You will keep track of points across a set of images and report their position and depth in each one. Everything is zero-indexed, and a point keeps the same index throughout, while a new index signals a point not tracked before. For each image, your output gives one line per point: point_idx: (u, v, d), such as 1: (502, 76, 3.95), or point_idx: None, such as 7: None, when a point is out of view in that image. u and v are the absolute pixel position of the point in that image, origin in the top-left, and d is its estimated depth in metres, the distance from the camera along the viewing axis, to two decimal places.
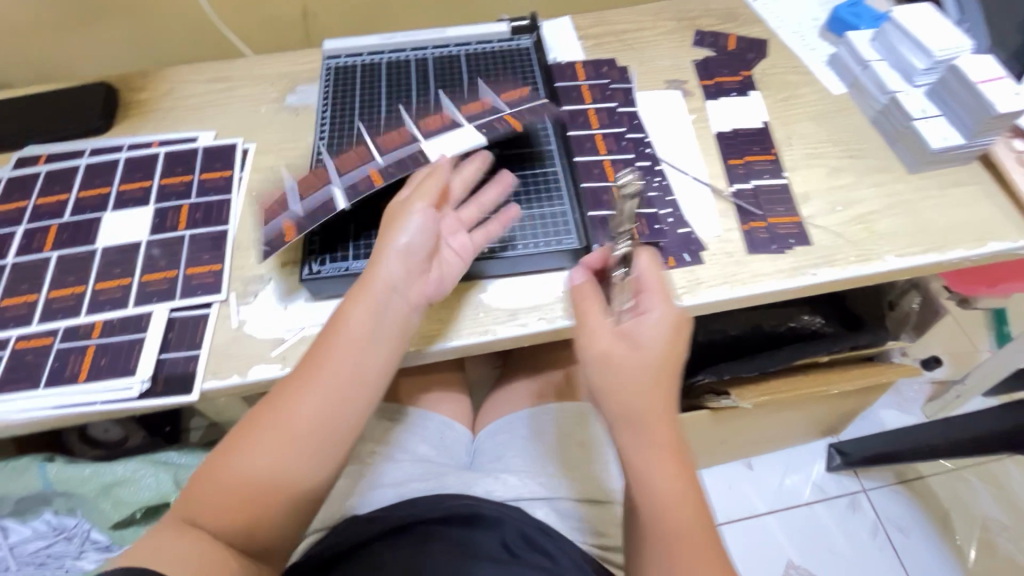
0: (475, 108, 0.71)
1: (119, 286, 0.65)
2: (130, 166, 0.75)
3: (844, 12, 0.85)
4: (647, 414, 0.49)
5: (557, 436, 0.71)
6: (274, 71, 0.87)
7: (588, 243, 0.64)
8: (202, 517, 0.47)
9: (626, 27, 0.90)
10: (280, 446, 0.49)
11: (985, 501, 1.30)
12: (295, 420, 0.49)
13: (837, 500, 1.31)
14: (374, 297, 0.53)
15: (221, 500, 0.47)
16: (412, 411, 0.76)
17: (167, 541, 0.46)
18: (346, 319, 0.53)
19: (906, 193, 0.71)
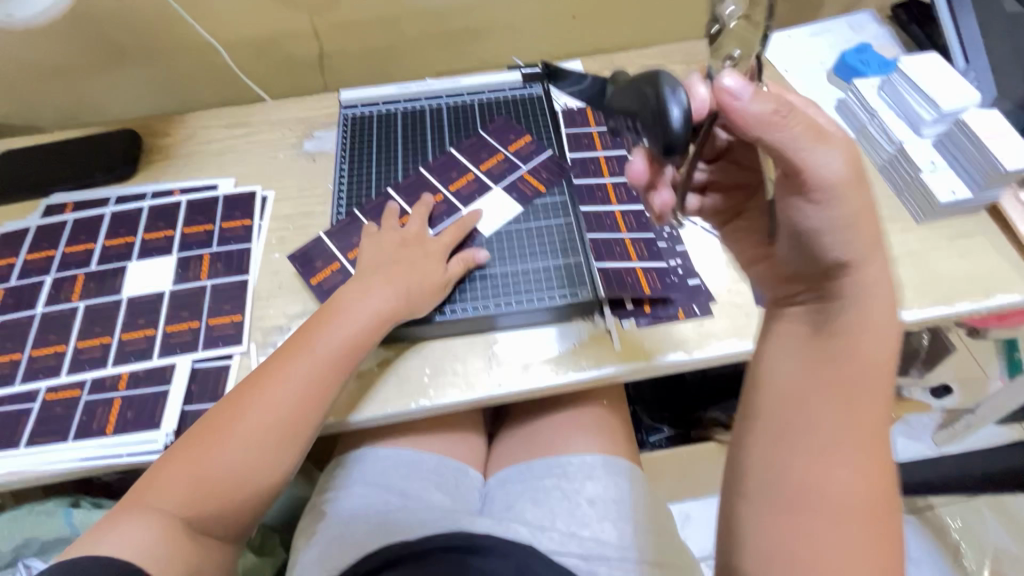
0: (494, 162, 0.77)
1: (144, 337, 0.67)
2: (154, 215, 0.77)
3: (851, 58, 0.86)
4: (864, 287, 0.45)
5: (567, 488, 0.72)
6: (292, 116, 0.89)
7: (600, 298, 0.66)
8: (163, 500, 0.52)
9: (634, 71, 0.92)
10: (254, 439, 0.56)
11: (996, 532, 1.29)
12: (264, 414, 0.57)
13: None
14: (353, 308, 0.62)
15: (186, 485, 0.53)
16: (427, 456, 0.78)
17: (123, 521, 0.51)
18: (321, 331, 0.61)
19: (914, 244, 0.72)
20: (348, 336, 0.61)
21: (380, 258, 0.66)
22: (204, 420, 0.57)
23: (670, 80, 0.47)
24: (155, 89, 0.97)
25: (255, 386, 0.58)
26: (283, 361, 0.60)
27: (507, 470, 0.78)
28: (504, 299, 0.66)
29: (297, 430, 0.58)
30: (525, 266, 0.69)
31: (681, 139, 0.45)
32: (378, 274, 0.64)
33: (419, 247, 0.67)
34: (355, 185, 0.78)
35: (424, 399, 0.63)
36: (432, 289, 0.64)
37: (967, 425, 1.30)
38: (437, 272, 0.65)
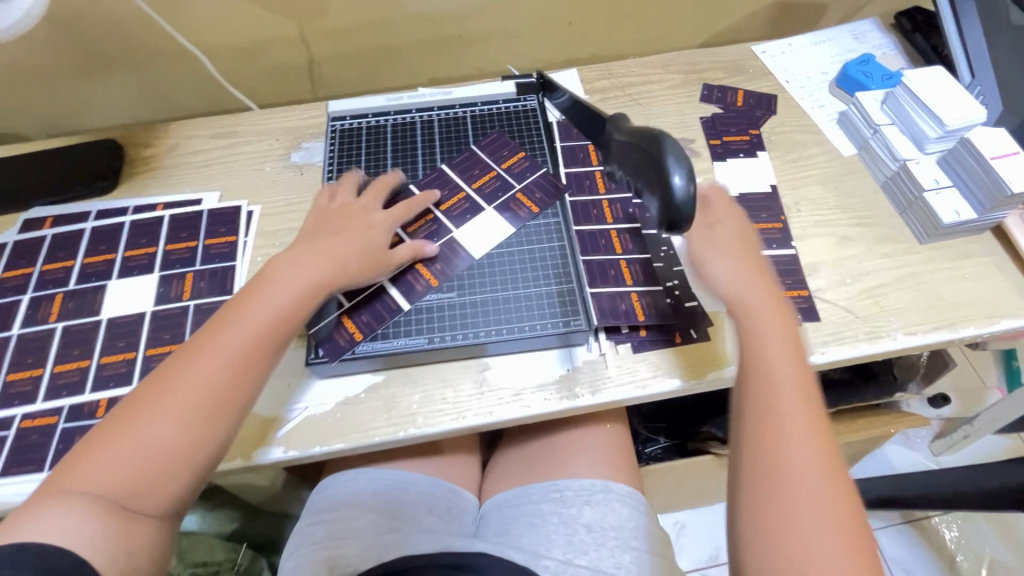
0: (486, 179, 0.75)
1: (124, 361, 0.65)
2: (136, 231, 0.75)
3: (854, 70, 0.84)
4: (767, 333, 0.55)
5: (564, 514, 0.70)
6: (279, 126, 0.86)
7: (596, 328, 0.64)
8: (83, 482, 0.46)
9: (632, 80, 0.89)
10: (185, 404, 0.50)
11: (992, 542, 1.29)
12: (196, 381, 0.51)
13: None
14: (288, 278, 0.59)
15: (117, 466, 0.47)
16: (421, 478, 0.76)
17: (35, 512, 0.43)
18: (251, 301, 0.57)
19: (917, 265, 0.70)
20: (285, 304, 0.57)
21: (317, 229, 0.65)
22: (123, 404, 0.51)
23: (675, 151, 0.53)
24: (138, 95, 0.94)
25: (183, 357, 0.53)
26: (211, 331, 0.55)
27: (502, 494, 0.76)
28: (494, 324, 0.65)
29: (236, 396, 0.52)
30: (516, 288, 0.67)
31: (684, 213, 0.52)
32: (315, 246, 0.62)
33: (357, 221, 0.66)
34: None
35: (412, 428, 0.61)
36: (369, 266, 0.63)
37: (966, 437, 1.27)
38: (377, 247, 0.64)
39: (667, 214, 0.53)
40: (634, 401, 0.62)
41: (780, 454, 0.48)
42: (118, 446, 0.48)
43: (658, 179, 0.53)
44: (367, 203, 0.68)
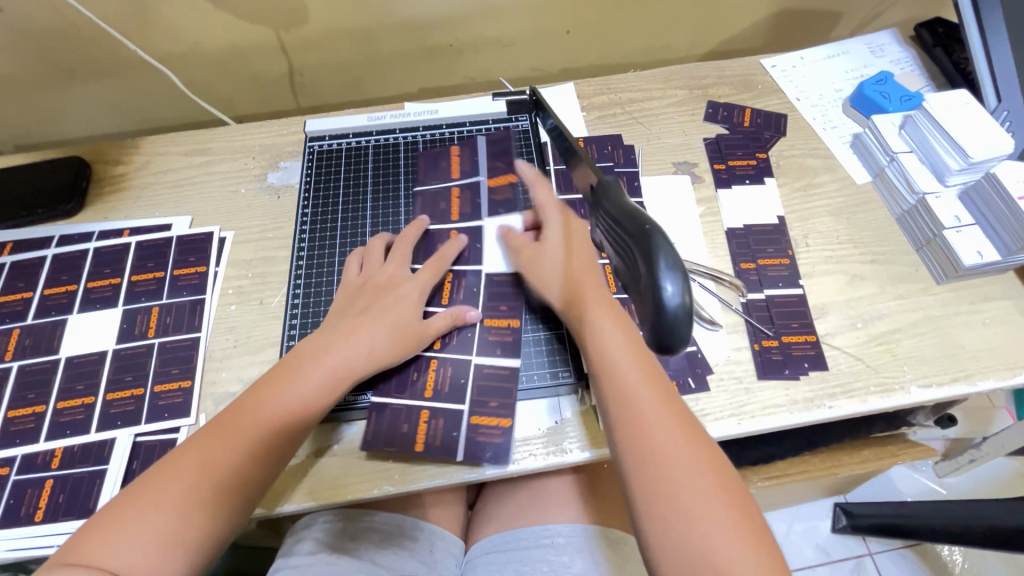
0: (455, 204, 0.71)
1: (83, 406, 0.61)
2: (100, 259, 0.70)
3: (870, 89, 0.78)
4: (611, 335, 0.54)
5: (554, 562, 0.66)
6: (254, 142, 0.81)
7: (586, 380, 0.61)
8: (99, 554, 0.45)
9: (632, 96, 0.83)
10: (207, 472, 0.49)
11: (994, 565, 1.24)
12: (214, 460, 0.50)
13: (842, 563, 1.27)
14: (326, 351, 0.57)
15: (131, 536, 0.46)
16: (405, 520, 0.71)
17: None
18: (284, 380, 0.55)
19: (933, 308, 0.65)
20: (315, 387, 0.55)
21: (344, 307, 0.61)
22: (141, 476, 0.50)
23: (667, 251, 0.36)
24: (109, 105, 0.89)
25: (208, 438, 0.51)
26: (235, 413, 0.53)
27: (490, 538, 0.72)
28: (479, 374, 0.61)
29: (254, 482, 0.51)
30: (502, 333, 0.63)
31: (681, 333, 0.35)
32: (343, 323, 0.59)
33: (391, 291, 0.61)
34: (318, 227, 0.72)
35: (389, 485, 0.57)
36: (400, 342, 0.59)
37: (972, 460, 1.21)
38: (412, 321, 0.60)
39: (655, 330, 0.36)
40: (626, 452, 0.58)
41: (655, 462, 0.48)
42: (131, 521, 0.47)
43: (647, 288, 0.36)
44: (394, 270, 0.63)
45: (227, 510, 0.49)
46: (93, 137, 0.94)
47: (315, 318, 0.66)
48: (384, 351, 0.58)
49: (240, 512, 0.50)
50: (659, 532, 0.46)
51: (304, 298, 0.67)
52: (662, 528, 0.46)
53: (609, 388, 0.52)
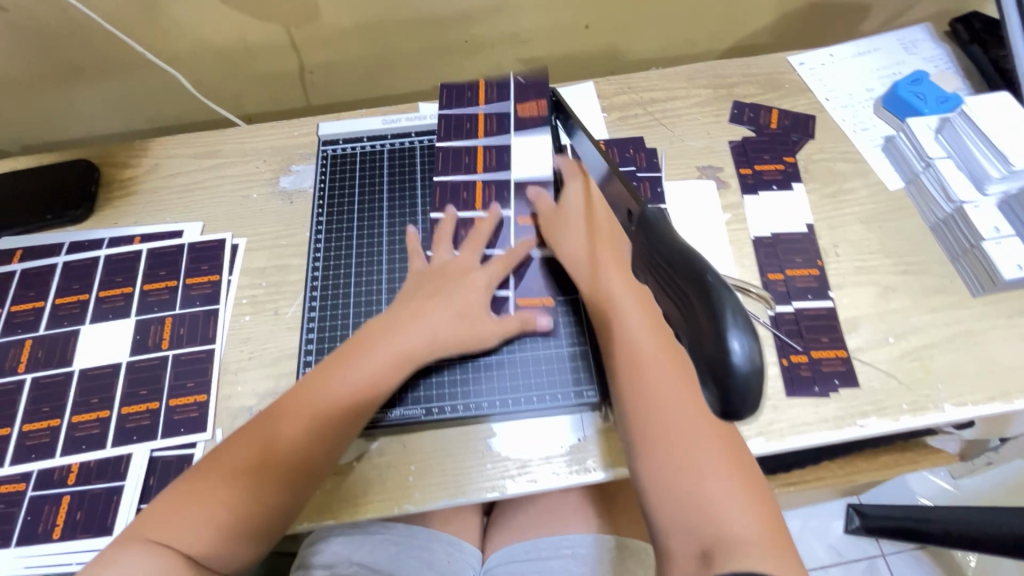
0: (478, 194, 0.70)
1: (98, 420, 0.60)
2: (111, 268, 0.69)
3: (904, 90, 0.75)
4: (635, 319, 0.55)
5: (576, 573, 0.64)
6: (265, 144, 0.78)
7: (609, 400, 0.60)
8: (159, 531, 0.48)
9: (654, 95, 0.80)
10: (265, 450, 0.52)
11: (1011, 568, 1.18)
12: (272, 440, 0.52)
13: (854, 564, 1.23)
14: (384, 332, 0.58)
15: (186, 516, 0.49)
16: (420, 530, 0.71)
17: (123, 555, 0.47)
18: (348, 357, 0.57)
19: (969, 322, 0.63)
20: (373, 367, 0.56)
21: (408, 296, 0.62)
22: (207, 455, 0.53)
23: (730, 298, 0.31)
24: (116, 105, 0.87)
25: (265, 422, 0.53)
26: (298, 393, 0.55)
27: (510, 547, 0.71)
28: (500, 394, 0.60)
29: (304, 464, 0.52)
30: (524, 350, 0.62)
31: (751, 396, 0.29)
32: (405, 308, 0.60)
33: (455, 282, 0.62)
34: (333, 235, 0.70)
35: (409, 504, 0.56)
36: (461, 330, 0.59)
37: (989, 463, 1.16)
38: (478, 316, 0.60)
39: (717, 394, 0.30)
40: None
41: (672, 448, 0.50)
42: (196, 505, 0.49)
43: (701, 342, 0.30)
44: (463, 261, 0.64)
45: (279, 496, 0.51)
46: (101, 137, 0.92)
47: (333, 330, 0.64)
48: (443, 339, 0.58)
49: (291, 500, 0.51)
50: (677, 519, 0.48)
51: (321, 309, 0.66)
52: (676, 504, 0.48)
53: (625, 376, 0.53)
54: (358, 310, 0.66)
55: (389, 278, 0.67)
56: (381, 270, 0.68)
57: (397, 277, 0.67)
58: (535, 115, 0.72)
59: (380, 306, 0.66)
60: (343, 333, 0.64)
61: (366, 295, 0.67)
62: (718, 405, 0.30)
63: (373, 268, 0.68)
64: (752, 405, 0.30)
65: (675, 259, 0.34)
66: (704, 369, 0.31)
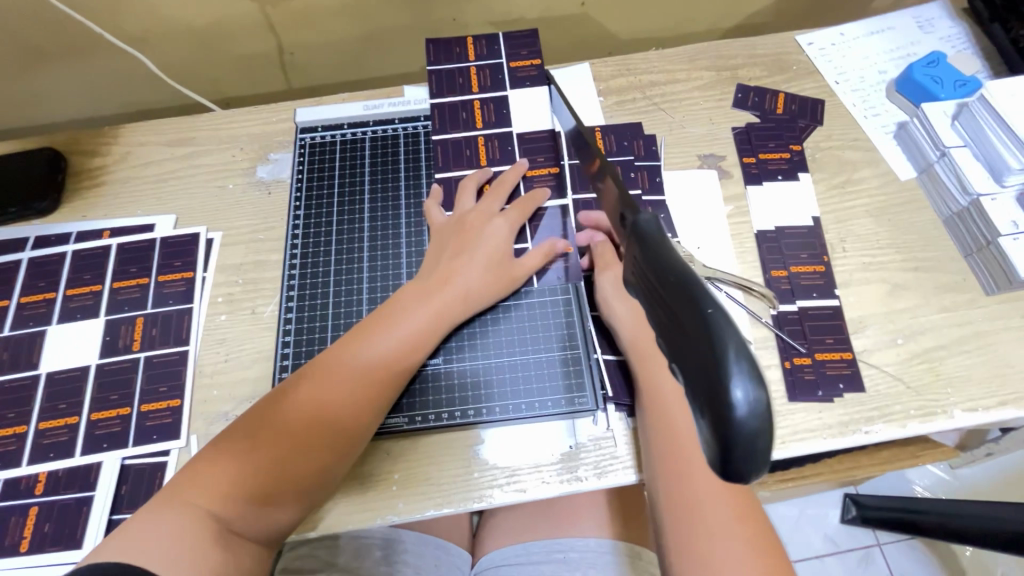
0: (481, 148, 0.66)
1: (66, 427, 0.57)
2: (79, 264, 0.65)
3: (920, 73, 0.70)
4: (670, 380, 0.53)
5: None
6: (241, 130, 0.74)
7: (602, 406, 0.57)
8: (198, 497, 0.44)
9: (654, 78, 0.75)
10: (314, 407, 0.49)
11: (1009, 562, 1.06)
12: (321, 394, 0.49)
13: (848, 554, 1.11)
14: (430, 286, 0.56)
15: (228, 479, 0.45)
16: (406, 535, 0.68)
17: (151, 523, 0.42)
18: (397, 309, 0.54)
19: (980, 322, 0.60)
20: (423, 319, 0.54)
21: (436, 251, 0.59)
22: (236, 421, 0.49)
23: (735, 334, 0.27)
24: (86, 89, 0.83)
25: (311, 377, 0.50)
26: (332, 355, 0.52)
27: (500, 550, 0.69)
28: (485, 401, 0.57)
29: (355, 422, 0.50)
30: (512, 355, 0.59)
31: (756, 456, 0.26)
32: (438, 267, 0.57)
33: (480, 231, 0.59)
34: (311, 231, 0.66)
35: (392, 515, 0.54)
36: (496, 285, 0.57)
37: (990, 454, 1.05)
38: (506, 262, 0.58)
39: (716, 452, 0.27)
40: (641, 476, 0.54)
41: (688, 475, 0.49)
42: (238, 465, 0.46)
43: (702, 389, 0.27)
44: (484, 207, 0.60)
45: (329, 454, 0.48)
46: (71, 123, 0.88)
47: (310, 333, 0.61)
48: (479, 292, 0.56)
49: (338, 458, 0.49)
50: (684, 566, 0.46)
51: (298, 311, 0.62)
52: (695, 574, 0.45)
53: (649, 398, 0.52)
54: (337, 311, 0.62)
55: (371, 276, 0.64)
56: (362, 268, 0.64)
57: (380, 275, 0.64)
58: (532, 73, 0.69)
59: (361, 307, 0.62)
60: (321, 336, 0.61)
61: (346, 295, 0.63)
62: (717, 465, 0.27)
63: (354, 266, 0.64)
64: (760, 468, 0.27)
65: (670, 283, 0.31)
66: (702, 418, 0.28)
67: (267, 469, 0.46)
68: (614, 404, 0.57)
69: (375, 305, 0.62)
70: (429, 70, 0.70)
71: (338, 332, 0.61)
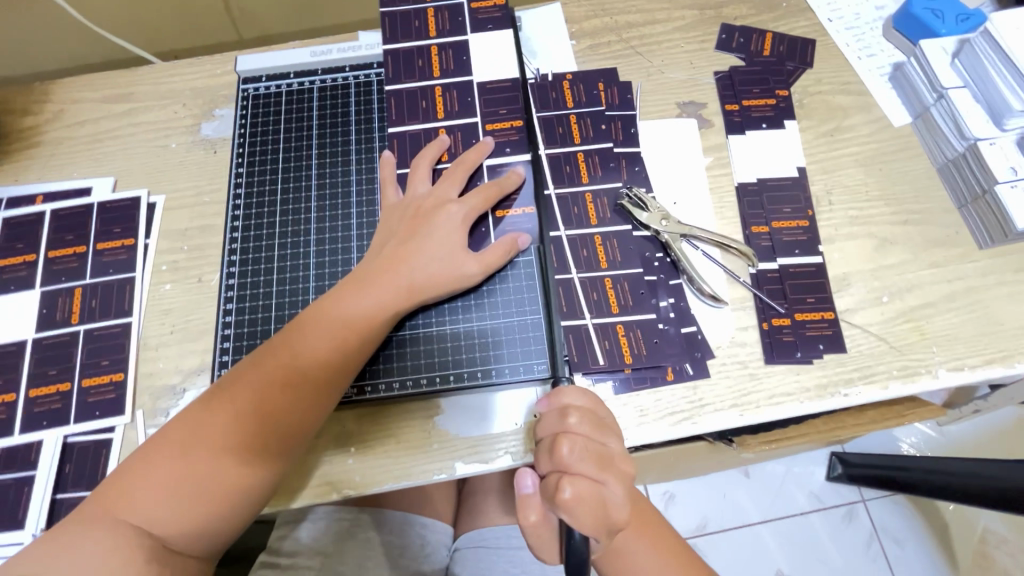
0: (438, 100, 0.60)
1: (3, 405, 0.55)
2: (10, 232, 0.61)
3: (920, 6, 0.64)
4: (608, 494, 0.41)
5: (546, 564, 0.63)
6: (181, 84, 0.68)
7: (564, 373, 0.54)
8: (130, 507, 0.43)
9: (631, 18, 0.69)
10: (251, 410, 0.47)
11: (991, 514, 1.06)
12: (261, 395, 0.47)
13: (833, 510, 1.09)
14: (378, 274, 0.52)
15: (158, 491, 0.44)
16: (392, 513, 0.66)
17: (81, 537, 0.42)
18: (343, 299, 0.51)
19: (972, 278, 0.56)
20: (369, 311, 0.50)
21: (383, 237, 0.55)
22: (185, 415, 0.47)
23: None
24: (29, 35, 0.80)
25: (251, 374, 0.48)
26: (272, 352, 0.49)
27: (480, 530, 0.67)
28: (439, 368, 0.54)
29: (296, 423, 0.48)
30: (469, 320, 0.55)
31: None
32: (382, 254, 0.53)
33: (432, 217, 0.53)
34: (255, 193, 0.62)
35: (350, 489, 0.52)
36: (447, 280, 0.52)
37: (978, 414, 1.03)
38: (457, 246, 0.53)
39: None
40: (637, 442, 0.52)
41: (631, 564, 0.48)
42: (171, 476, 0.45)
43: None
44: (438, 191, 0.55)
45: (262, 462, 0.47)
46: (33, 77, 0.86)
47: (254, 301, 0.57)
48: (427, 287, 0.52)
49: (277, 463, 0.47)
50: None
51: (242, 276, 0.58)
52: None
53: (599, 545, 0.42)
54: (283, 278, 0.58)
55: (319, 241, 0.60)
56: (309, 231, 0.60)
57: (329, 239, 0.60)
58: (495, 14, 0.63)
59: (309, 274, 0.58)
60: (267, 304, 0.57)
61: (292, 258, 0.59)
62: None
63: (301, 229, 0.60)
64: None
65: None
66: None
67: (202, 480, 0.45)
68: (579, 374, 0.53)
69: (323, 271, 0.59)
70: (382, 12, 0.63)
71: (284, 299, 0.58)
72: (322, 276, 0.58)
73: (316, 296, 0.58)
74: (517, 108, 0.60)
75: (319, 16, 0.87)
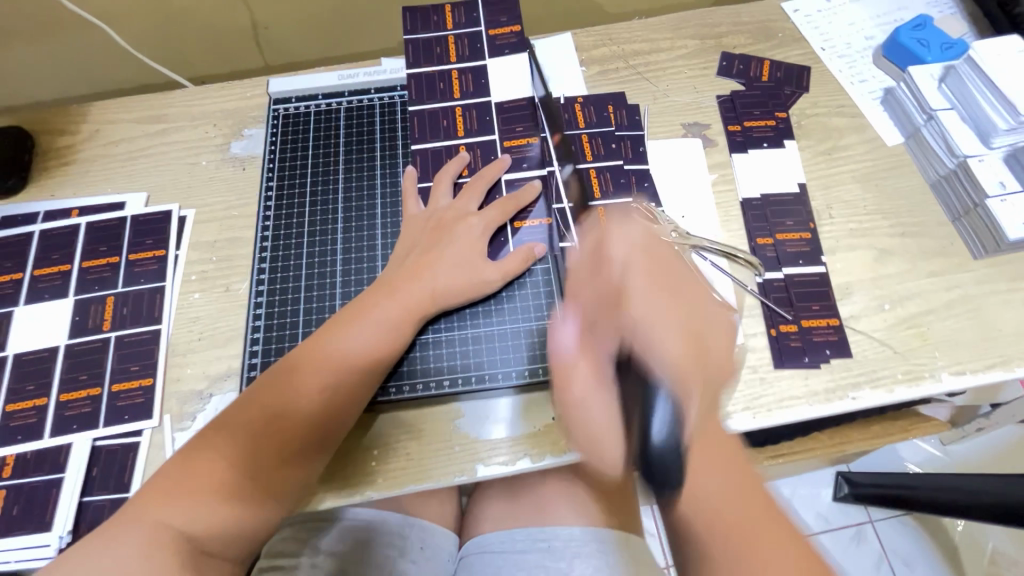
0: (459, 119, 0.64)
1: (34, 409, 0.56)
2: (45, 244, 0.64)
3: (907, 37, 0.69)
4: None
5: (552, 568, 0.60)
6: (212, 106, 0.71)
7: None
8: (160, 513, 0.43)
9: (636, 47, 0.74)
10: (282, 414, 0.48)
11: (998, 533, 1.06)
12: (290, 401, 0.49)
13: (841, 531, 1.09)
14: (404, 283, 0.54)
15: (188, 496, 0.44)
16: (391, 516, 0.66)
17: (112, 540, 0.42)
18: (369, 307, 0.53)
19: (969, 286, 0.59)
20: (394, 319, 0.53)
21: (407, 247, 0.58)
22: (213, 424, 0.48)
23: None
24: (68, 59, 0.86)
25: (280, 381, 0.50)
26: (300, 360, 0.51)
27: (483, 535, 0.67)
28: (461, 371, 0.56)
29: (324, 427, 0.49)
30: (489, 326, 0.57)
31: None
32: (407, 264, 0.55)
33: (454, 229, 0.57)
34: (283, 206, 0.65)
35: (372, 492, 0.52)
36: (470, 287, 0.55)
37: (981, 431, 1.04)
38: (478, 256, 0.56)
39: None
40: None
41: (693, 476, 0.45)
42: (202, 480, 0.45)
43: None
44: (460, 204, 0.58)
45: (292, 465, 0.48)
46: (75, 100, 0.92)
47: (282, 307, 0.60)
48: (451, 294, 0.54)
49: (306, 466, 0.49)
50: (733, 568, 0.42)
51: (270, 283, 0.61)
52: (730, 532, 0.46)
53: None
54: (309, 285, 0.61)
55: (344, 251, 0.62)
56: (335, 241, 0.63)
57: (354, 248, 0.62)
58: (512, 40, 0.67)
59: (334, 281, 0.61)
60: (293, 310, 0.60)
61: (319, 267, 0.62)
62: None
63: (327, 239, 0.63)
64: None
65: None
66: None
67: (233, 484, 0.46)
68: None
69: (348, 280, 0.61)
70: (406, 39, 0.68)
71: (310, 306, 0.60)
72: (347, 283, 0.61)
73: (341, 303, 0.60)
74: (534, 127, 0.63)
75: (339, 38, 0.92)
